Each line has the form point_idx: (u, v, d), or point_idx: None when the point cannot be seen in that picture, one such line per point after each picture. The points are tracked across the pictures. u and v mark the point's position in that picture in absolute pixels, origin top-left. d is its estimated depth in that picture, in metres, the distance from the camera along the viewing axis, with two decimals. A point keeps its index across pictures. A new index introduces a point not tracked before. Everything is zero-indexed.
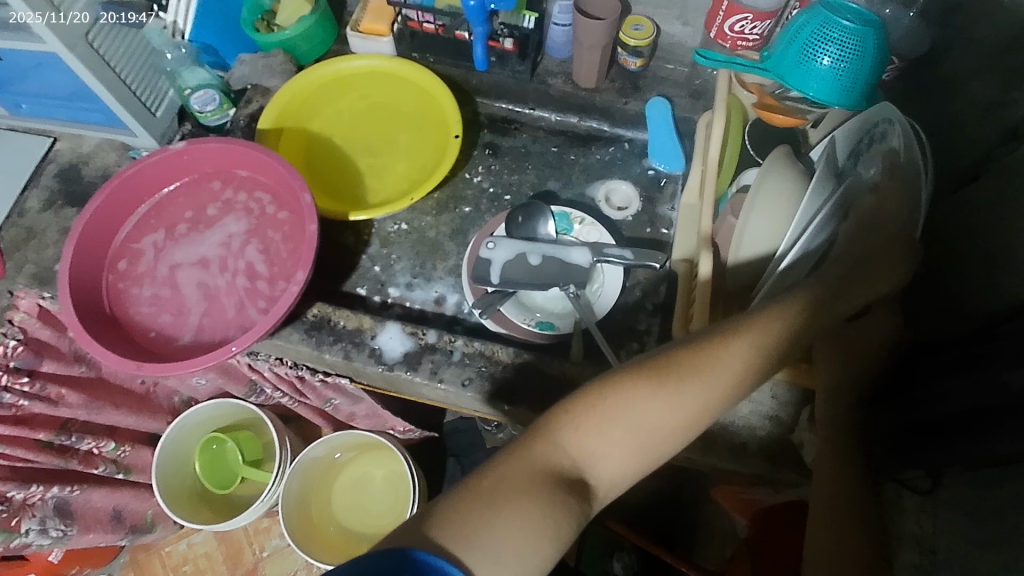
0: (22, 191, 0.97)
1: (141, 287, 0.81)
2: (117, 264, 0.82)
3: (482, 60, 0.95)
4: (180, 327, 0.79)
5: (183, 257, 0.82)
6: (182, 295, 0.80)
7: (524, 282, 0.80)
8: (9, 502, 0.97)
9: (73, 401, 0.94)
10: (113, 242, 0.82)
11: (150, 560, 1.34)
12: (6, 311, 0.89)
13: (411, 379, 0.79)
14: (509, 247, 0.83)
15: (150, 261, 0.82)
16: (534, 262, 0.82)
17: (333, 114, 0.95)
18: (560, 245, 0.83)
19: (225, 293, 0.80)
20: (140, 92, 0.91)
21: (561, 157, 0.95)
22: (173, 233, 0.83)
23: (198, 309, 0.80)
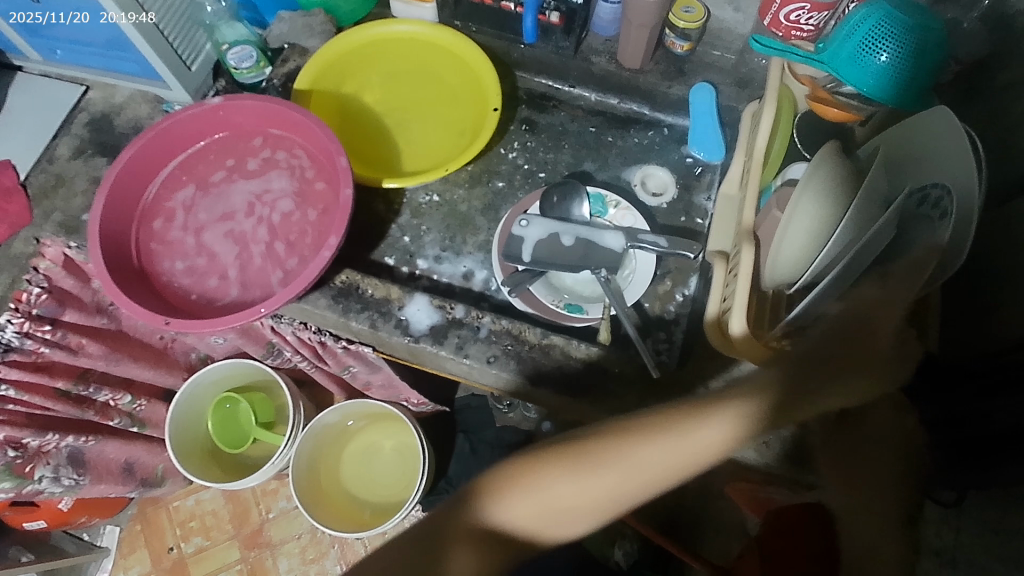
0: (53, 139, 0.95)
1: (174, 261, 0.79)
2: (151, 225, 0.80)
3: (531, 32, 0.92)
4: (228, 280, 0.78)
5: (223, 219, 0.81)
6: (216, 267, 0.79)
7: (554, 264, 0.80)
8: (24, 448, 0.97)
9: (94, 351, 0.95)
10: (144, 198, 0.81)
11: (158, 514, 1.35)
12: (31, 258, 0.89)
13: (437, 353, 0.78)
14: (541, 226, 0.83)
15: (184, 227, 0.80)
16: (567, 243, 0.82)
17: (369, 78, 0.93)
18: (591, 228, 0.82)
19: (260, 260, 0.79)
20: (177, 44, 0.89)
21: (598, 139, 0.94)
22: (205, 208, 0.81)
23: (233, 263, 0.79)
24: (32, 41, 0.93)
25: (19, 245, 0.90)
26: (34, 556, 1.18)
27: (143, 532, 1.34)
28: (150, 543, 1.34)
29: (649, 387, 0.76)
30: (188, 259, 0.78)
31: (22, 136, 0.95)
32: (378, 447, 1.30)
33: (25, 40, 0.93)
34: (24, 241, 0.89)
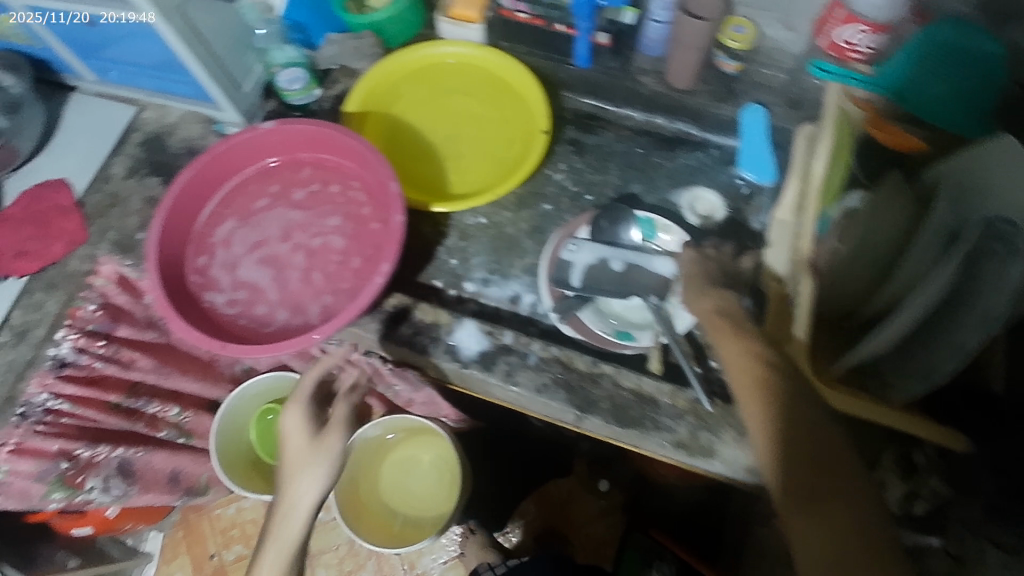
0: (107, 158, 0.96)
1: (215, 295, 0.78)
2: (196, 259, 0.80)
3: (584, 56, 0.91)
4: (274, 312, 0.78)
5: (262, 256, 0.81)
6: (260, 303, 0.78)
7: (602, 289, 0.81)
8: (76, 459, 0.98)
9: (144, 364, 0.98)
10: (188, 231, 0.81)
11: (200, 521, 1.38)
12: (87, 276, 0.91)
13: (486, 379, 0.79)
14: (592, 249, 0.83)
15: (224, 262, 0.80)
16: (617, 267, 0.83)
17: (416, 99, 0.93)
18: (642, 253, 0.83)
19: (306, 295, 0.79)
20: (229, 66, 0.90)
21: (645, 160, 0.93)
22: (244, 244, 0.81)
23: (279, 290, 0.79)
24: (88, 62, 0.95)
25: (75, 264, 0.92)
26: (81, 561, 1.21)
27: (186, 539, 1.37)
28: (191, 550, 1.36)
29: (698, 414, 0.76)
30: (230, 293, 0.78)
31: (77, 155, 0.97)
32: (416, 461, 1.30)
33: (81, 61, 0.94)
34: (80, 260, 0.91)
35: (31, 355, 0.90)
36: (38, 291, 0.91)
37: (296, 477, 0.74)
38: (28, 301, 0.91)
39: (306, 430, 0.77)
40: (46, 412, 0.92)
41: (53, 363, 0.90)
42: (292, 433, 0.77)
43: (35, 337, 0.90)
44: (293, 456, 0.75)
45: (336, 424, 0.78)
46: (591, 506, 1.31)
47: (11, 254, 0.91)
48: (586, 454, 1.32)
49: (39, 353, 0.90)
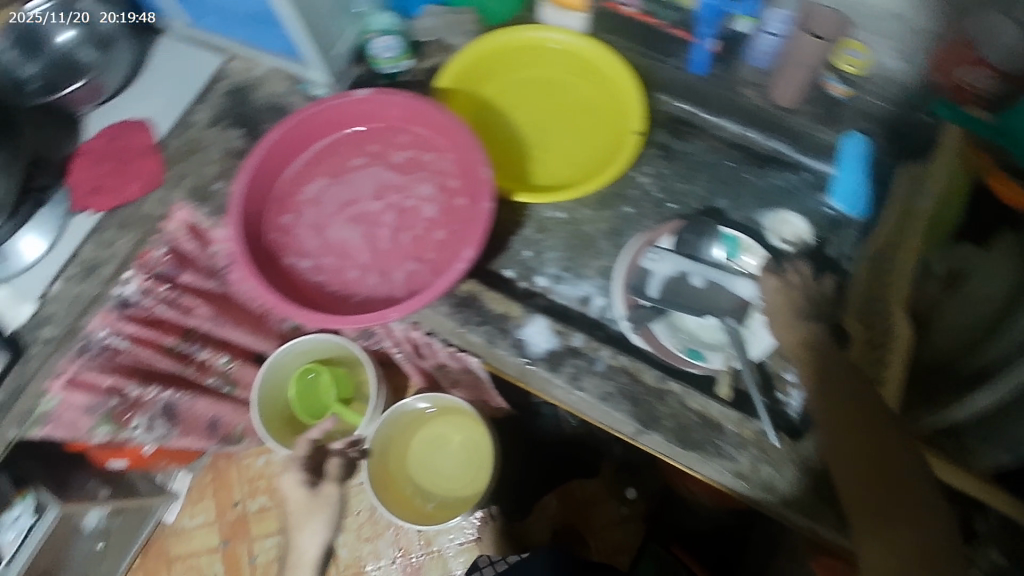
0: (191, 104, 0.96)
1: (300, 260, 0.80)
2: (281, 218, 0.81)
3: (700, 63, 0.88)
4: (353, 279, 0.80)
5: (348, 224, 0.82)
6: (343, 270, 0.80)
7: (678, 305, 0.81)
8: (125, 397, 1.01)
9: (203, 313, 1.02)
10: (276, 191, 0.82)
11: (229, 468, 1.40)
12: (161, 220, 0.91)
13: (551, 379, 0.77)
14: (674, 262, 0.82)
15: (309, 225, 0.81)
16: (698, 286, 0.82)
17: (512, 83, 0.91)
18: (723, 272, 0.82)
19: (386, 265, 0.80)
20: (329, 26, 0.88)
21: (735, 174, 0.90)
22: (327, 209, 0.82)
23: (360, 258, 0.80)
24: (183, 6, 0.94)
25: (150, 206, 0.91)
26: (111, 492, 1.23)
27: (213, 483, 1.39)
28: (217, 494, 1.39)
29: (761, 445, 0.74)
30: (316, 259, 0.80)
31: (162, 96, 0.96)
32: (446, 440, 1.30)
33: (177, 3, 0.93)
34: (156, 203, 0.91)
35: (97, 291, 0.89)
36: (111, 228, 0.90)
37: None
38: (100, 238, 0.90)
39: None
40: (104, 347, 0.93)
41: (117, 303, 0.91)
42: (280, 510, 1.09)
43: (102, 274, 0.89)
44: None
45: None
46: (613, 512, 1.27)
47: (87, 188, 0.91)
48: (618, 460, 1.31)
49: (105, 291, 0.89)
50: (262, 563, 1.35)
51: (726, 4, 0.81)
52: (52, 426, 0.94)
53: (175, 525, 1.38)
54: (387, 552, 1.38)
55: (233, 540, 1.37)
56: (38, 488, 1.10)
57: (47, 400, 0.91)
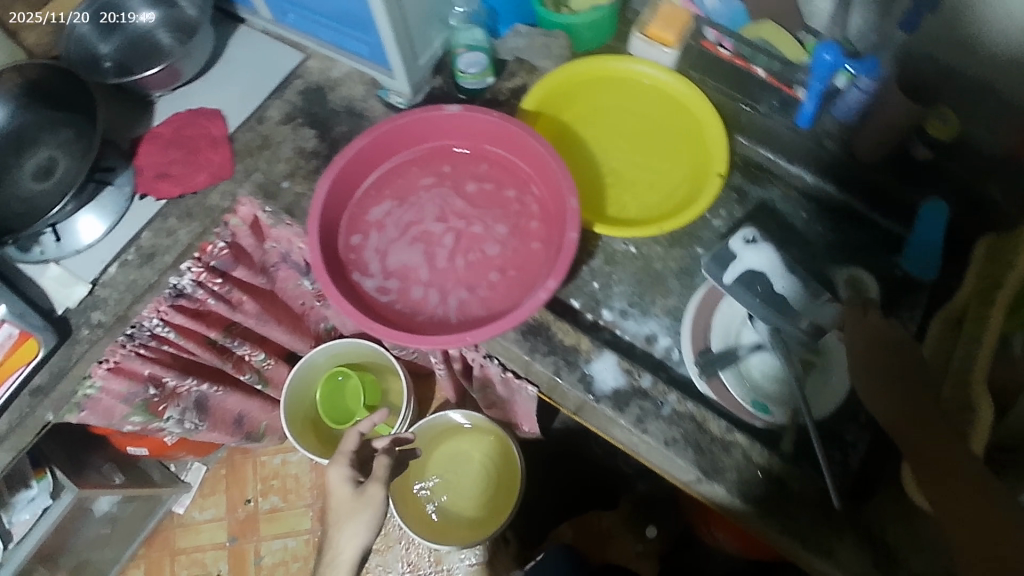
0: (266, 99, 0.96)
1: (366, 280, 0.79)
2: (350, 237, 0.81)
3: (807, 115, 0.87)
4: (418, 301, 0.78)
5: (409, 244, 0.81)
6: (408, 292, 0.79)
7: (755, 297, 0.78)
8: (162, 387, 0.99)
9: (249, 309, 1.00)
10: (348, 205, 0.81)
11: (244, 463, 1.38)
12: (226, 213, 0.91)
13: (615, 419, 0.76)
14: (764, 257, 0.80)
15: (375, 247, 0.80)
16: (780, 292, 0.78)
17: (596, 111, 0.92)
18: (807, 294, 0.78)
19: (451, 291, 0.79)
20: (415, 37, 0.89)
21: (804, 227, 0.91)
22: (397, 228, 0.81)
23: (426, 279, 0.79)
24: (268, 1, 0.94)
25: (215, 198, 0.91)
26: (124, 478, 1.21)
27: (227, 477, 1.37)
28: (230, 490, 1.36)
29: (825, 512, 0.72)
30: (382, 279, 0.78)
31: (236, 89, 0.96)
32: (467, 458, 1.28)
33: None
34: (222, 195, 0.91)
35: (153, 279, 0.87)
36: (173, 217, 0.90)
37: (341, 530, 0.85)
38: (160, 225, 0.89)
39: (350, 483, 0.88)
40: (152, 337, 0.92)
41: (171, 292, 0.90)
42: (333, 489, 0.88)
43: (161, 262, 0.88)
44: (343, 511, 0.86)
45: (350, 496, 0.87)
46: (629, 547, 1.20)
47: (152, 174, 0.91)
48: (639, 496, 1.28)
49: (162, 279, 0.88)
50: (268, 564, 1.32)
51: (842, 61, 0.80)
52: (88, 412, 0.92)
53: (184, 516, 1.36)
54: (395, 566, 1.34)
55: (242, 538, 1.34)
56: (57, 470, 1.07)
57: (88, 385, 0.89)
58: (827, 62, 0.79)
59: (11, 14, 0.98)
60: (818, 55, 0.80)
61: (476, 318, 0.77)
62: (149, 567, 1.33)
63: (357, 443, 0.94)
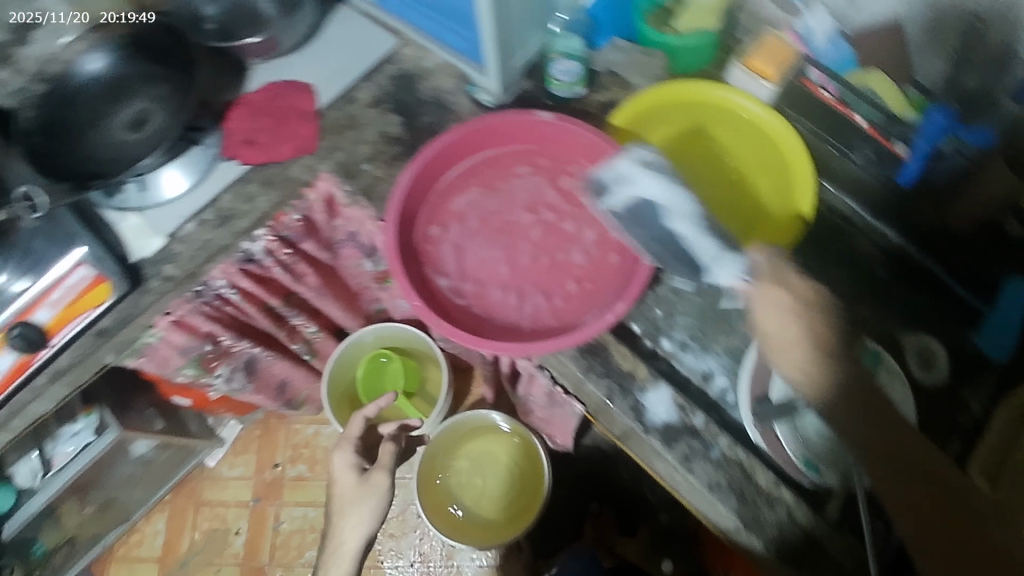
0: (357, 80, 0.97)
1: (440, 279, 0.80)
2: (429, 228, 0.82)
3: (909, 175, 0.84)
4: (485, 302, 0.79)
5: (487, 240, 0.82)
6: (484, 292, 0.80)
7: (642, 228, 0.75)
8: (218, 345, 1.01)
9: (310, 281, 1.03)
10: (430, 196, 0.82)
11: (278, 427, 1.40)
12: (304, 187, 0.92)
13: (661, 452, 0.75)
14: (657, 188, 0.74)
15: (452, 239, 0.81)
16: (681, 233, 0.74)
17: (684, 136, 0.90)
18: (703, 235, 0.73)
19: (518, 298, 0.79)
20: (514, 38, 0.88)
21: (881, 286, 0.89)
22: (473, 224, 0.82)
23: (496, 283, 0.80)
24: None
25: (296, 170, 0.92)
26: (164, 425, 1.21)
27: (260, 438, 1.40)
28: (262, 451, 1.39)
29: None
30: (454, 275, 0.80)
31: (330, 66, 0.97)
32: (494, 459, 1.28)
33: None
34: (303, 169, 0.92)
35: (227, 241, 0.89)
36: (254, 183, 0.91)
37: (347, 518, 0.92)
38: (240, 189, 0.91)
39: (355, 471, 0.97)
40: (217, 297, 0.95)
41: (242, 256, 0.92)
42: (339, 475, 0.97)
43: (236, 225, 0.90)
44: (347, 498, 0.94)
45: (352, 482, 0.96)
46: None
47: (239, 138, 0.92)
48: (660, 527, 1.27)
49: (235, 242, 0.90)
50: (286, 530, 1.35)
51: (955, 126, 0.81)
52: (147, 358, 0.95)
53: (213, 470, 1.39)
54: (407, 554, 1.35)
55: (265, 500, 1.37)
56: (104, 408, 1.09)
57: (150, 334, 0.91)
58: (937, 121, 0.80)
59: (11, 14, 0.99)
60: (935, 118, 0.80)
61: (545, 328, 0.77)
62: (174, 513, 1.37)
63: (363, 428, 1.02)
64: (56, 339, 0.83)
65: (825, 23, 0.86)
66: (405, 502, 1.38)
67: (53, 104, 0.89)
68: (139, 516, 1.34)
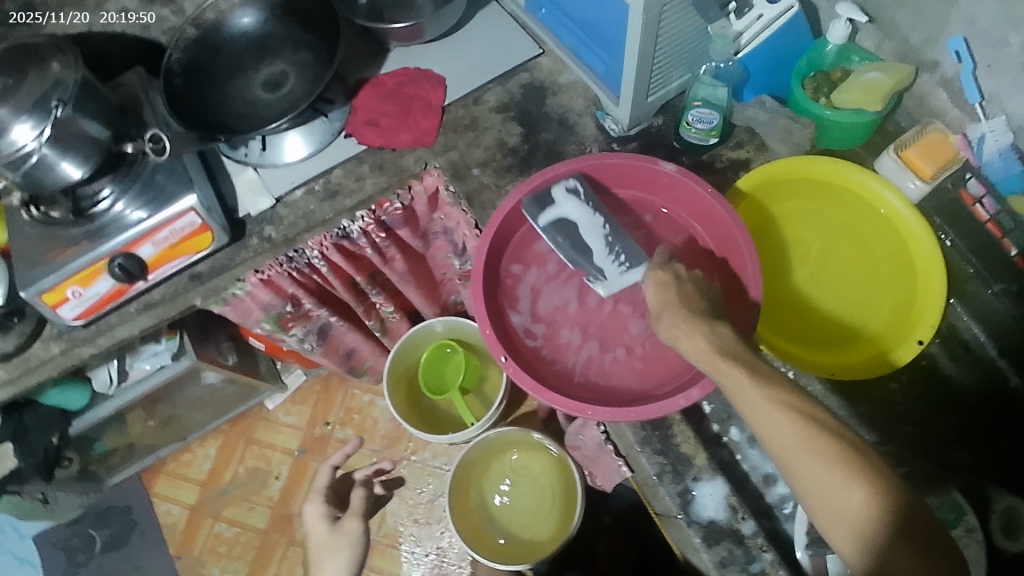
0: (489, 82, 0.96)
1: (514, 315, 0.78)
2: (512, 259, 0.80)
3: None
4: (555, 346, 0.77)
5: (564, 284, 0.80)
6: (556, 338, 0.78)
7: (564, 245, 0.75)
8: (299, 307, 1.04)
9: (397, 267, 1.03)
10: (523, 226, 0.80)
11: (337, 388, 1.46)
12: (413, 178, 0.92)
13: (698, 550, 0.72)
14: (580, 212, 0.75)
15: (534, 279, 0.80)
16: (591, 248, 0.75)
17: (815, 217, 0.85)
18: (608, 253, 0.75)
19: (584, 350, 0.77)
20: (656, 73, 0.84)
21: (984, 431, 0.84)
22: (558, 265, 0.80)
23: (573, 330, 0.78)
24: None
25: (409, 160, 0.92)
26: (235, 361, 1.27)
27: (319, 394, 1.46)
28: (317, 406, 1.45)
29: None
30: (528, 316, 0.78)
31: (466, 63, 0.96)
32: (533, 479, 1.27)
33: None
34: (416, 160, 0.92)
35: (329, 216, 0.91)
36: (366, 165, 0.92)
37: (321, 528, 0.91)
38: (353, 167, 0.92)
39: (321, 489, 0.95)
40: (308, 264, 0.95)
41: (338, 232, 0.93)
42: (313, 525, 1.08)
43: (340, 203, 0.91)
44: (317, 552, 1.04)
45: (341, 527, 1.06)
46: None
47: (363, 119, 0.93)
48: None
49: (335, 219, 0.91)
50: None
51: None
52: (230, 308, 0.97)
53: (270, 413, 1.45)
54: (425, 543, 1.36)
55: (309, 453, 1.42)
56: (185, 335, 1.12)
57: (239, 287, 0.93)
58: None
59: (12, 13, 0.96)
60: None
61: (602, 387, 0.75)
62: (226, 443, 1.44)
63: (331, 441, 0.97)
64: (153, 275, 0.87)
65: (1005, 137, 0.80)
66: (436, 493, 1.40)
67: (198, 50, 0.91)
68: (195, 438, 1.42)
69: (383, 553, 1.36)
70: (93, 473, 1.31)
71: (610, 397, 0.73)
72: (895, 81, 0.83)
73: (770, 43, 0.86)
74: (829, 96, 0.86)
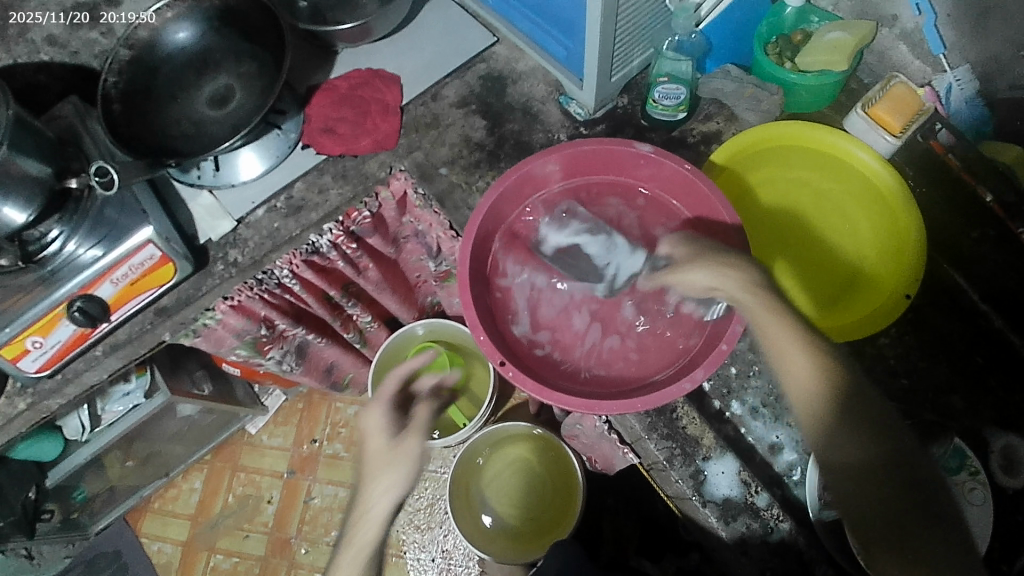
0: (446, 76, 0.92)
1: (506, 317, 0.76)
2: (496, 261, 0.78)
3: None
4: (549, 343, 0.76)
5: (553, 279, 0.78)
6: (550, 335, 0.76)
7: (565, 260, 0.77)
8: (273, 329, 1.00)
9: (371, 275, 1.00)
10: (504, 225, 0.78)
11: (320, 403, 1.42)
12: (380, 184, 0.89)
13: (716, 528, 0.73)
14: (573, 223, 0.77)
15: (521, 278, 0.78)
16: (591, 254, 0.76)
17: (788, 180, 0.86)
18: (611, 252, 0.76)
19: (581, 343, 0.76)
20: (618, 53, 0.82)
21: (976, 375, 0.85)
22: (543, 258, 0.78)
23: (567, 324, 0.76)
24: None
25: (373, 165, 0.89)
26: (211, 389, 1.22)
27: (302, 412, 1.42)
28: (302, 424, 1.41)
29: None
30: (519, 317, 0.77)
31: (420, 58, 0.93)
32: (529, 468, 1.25)
33: None
34: (381, 165, 0.89)
35: (295, 232, 0.87)
36: (329, 175, 0.89)
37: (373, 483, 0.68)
38: (315, 179, 0.89)
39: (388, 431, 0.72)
40: (279, 284, 0.92)
41: (307, 248, 0.90)
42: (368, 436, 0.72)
43: (306, 218, 0.87)
44: (375, 459, 0.69)
45: (419, 423, 0.72)
46: None
47: (319, 127, 0.89)
48: None
49: (303, 234, 0.87)
50: (316, 506, 1.36)
51: None
52: (202, 338, 0.93)
53: (253, 437, 1.41)
54: (430, 548, 1.34)
55: (299, 472, 1.39)
56: (155, 370, 1.07)
57: (209, 317, 0.89)
58: None
59: None
60: None
61: (603, 380, 0.73)
62: (211, 474, 1.40)
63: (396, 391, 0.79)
64: (116, 315, 0.82)
65: (970, 85, 0.88)
66: (435, 496, 1.38)
67: (134, 71, 0.86)
68: (178, 472, 1.37)
69: (388, 563, 1.34)
70: (74, 522, 1.25)
71: (614, 387, 0.73)
72: (858, 40, 0.84)
73: (728, 12, 0.86)
74: (793, 60, 0.86)
